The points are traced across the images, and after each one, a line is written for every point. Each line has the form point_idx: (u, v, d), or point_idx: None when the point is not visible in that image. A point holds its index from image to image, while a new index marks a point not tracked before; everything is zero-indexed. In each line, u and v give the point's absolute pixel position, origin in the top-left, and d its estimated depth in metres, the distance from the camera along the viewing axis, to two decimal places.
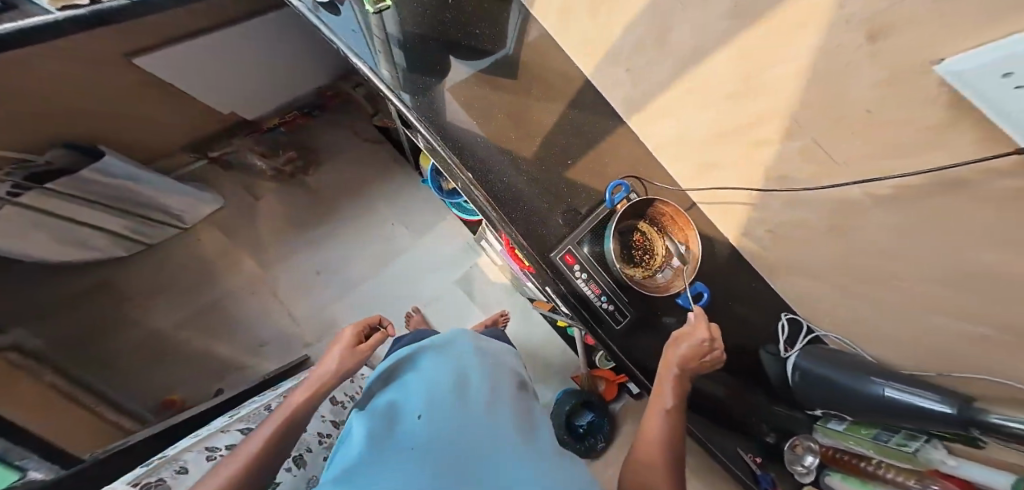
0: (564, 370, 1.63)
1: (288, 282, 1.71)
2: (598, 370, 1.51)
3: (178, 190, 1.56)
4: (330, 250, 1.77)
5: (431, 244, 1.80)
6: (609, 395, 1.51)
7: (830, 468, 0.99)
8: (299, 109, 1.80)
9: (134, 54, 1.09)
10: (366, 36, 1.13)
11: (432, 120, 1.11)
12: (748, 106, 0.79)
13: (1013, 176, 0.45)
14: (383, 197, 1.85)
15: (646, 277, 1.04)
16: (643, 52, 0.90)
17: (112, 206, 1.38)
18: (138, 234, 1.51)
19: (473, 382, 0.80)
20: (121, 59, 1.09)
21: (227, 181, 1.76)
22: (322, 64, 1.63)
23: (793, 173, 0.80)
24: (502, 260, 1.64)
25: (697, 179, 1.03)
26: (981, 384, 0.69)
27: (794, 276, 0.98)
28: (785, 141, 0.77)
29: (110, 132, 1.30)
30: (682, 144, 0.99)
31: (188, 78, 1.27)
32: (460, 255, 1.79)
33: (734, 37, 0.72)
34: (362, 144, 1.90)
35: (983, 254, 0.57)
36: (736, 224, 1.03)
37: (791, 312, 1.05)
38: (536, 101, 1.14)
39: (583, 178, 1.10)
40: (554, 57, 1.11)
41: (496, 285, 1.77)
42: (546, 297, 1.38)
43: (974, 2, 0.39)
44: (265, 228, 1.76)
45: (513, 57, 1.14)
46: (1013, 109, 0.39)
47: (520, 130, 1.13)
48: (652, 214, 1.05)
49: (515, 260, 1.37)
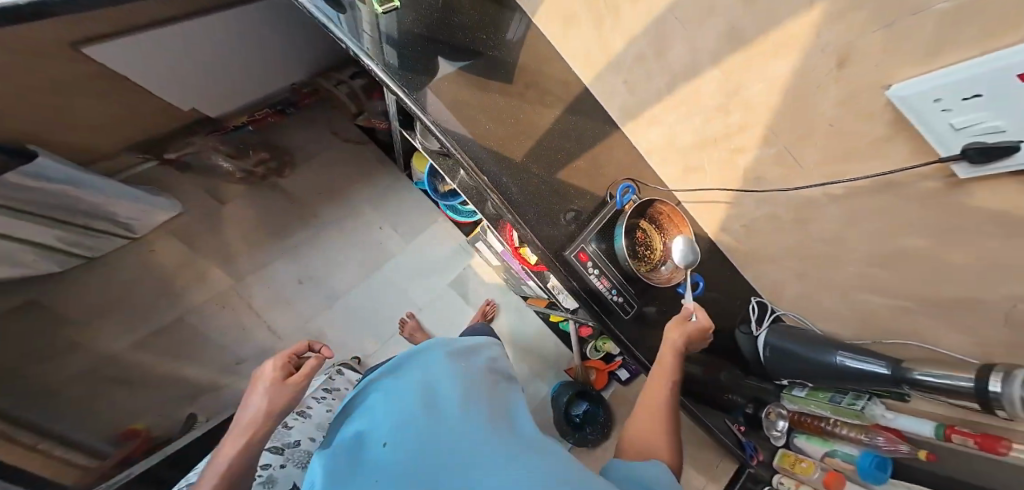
0: (558, 363, 1.72)
1: (265, 292, 1.63)
2: (590, 361, 1.62)
3: (129, 196, 1.42)
4: (314, 256, 1.74)
5: (422, 246, 1.87)
6: (599, 384, 1.60)
7: (797, 430, 1.13)
8: (271, 107, 1.77)
9: (85, 43, 0.98)
10: (371, 35, 1.11)
11: (441, 123, 1.10)
12: (729, 118, 0.90)
13: (938, 178, 0.59)
14: (371, 200, 1.88)
15: (649, 271, 1.13)
16: (643, 64, 0.99)
17: (49, 217, 1.20)
18: (77, 246, 1.34)
19: (441, 381, 0.63)
20: (68, 48, 0.96)
21: (187, 184, 1.66)
22: (298, 55, 1.62)
23: (766, 175, 0.91)
24: (498, 260, 1.75)
25: (682, 180, 1.13)
26: (911, 349, 0.86)
27: (760, 265, 1.12)
28: (762, 148, 0.87)
29: (44, 131, 1.14)
30: (670, 148, 1.09)
31: (142, 68, 1.16)
32: (453, 257, 1.87)
33: (720, 58, 0.82)
34: (343, 144, 1.92)
35: (916, 240, 0.71)
36: (715, 221, 1.15)
37: (758, 297, 1.19)
38: (531, 105, 1.20)
39: (578, 179, 1.16)
40: (549, 65, 1.20)
41: (490, 285, 1.86)
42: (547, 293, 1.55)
43: (918, 45, 0.50)
44: (233, 233, 1.67)
45: (509, 63, 1.20)
46: (942, 130, 0.51)
47: (518, 132, 1.17)
48: (652, 213, 1.14)
49: (521, 261, 1.45)
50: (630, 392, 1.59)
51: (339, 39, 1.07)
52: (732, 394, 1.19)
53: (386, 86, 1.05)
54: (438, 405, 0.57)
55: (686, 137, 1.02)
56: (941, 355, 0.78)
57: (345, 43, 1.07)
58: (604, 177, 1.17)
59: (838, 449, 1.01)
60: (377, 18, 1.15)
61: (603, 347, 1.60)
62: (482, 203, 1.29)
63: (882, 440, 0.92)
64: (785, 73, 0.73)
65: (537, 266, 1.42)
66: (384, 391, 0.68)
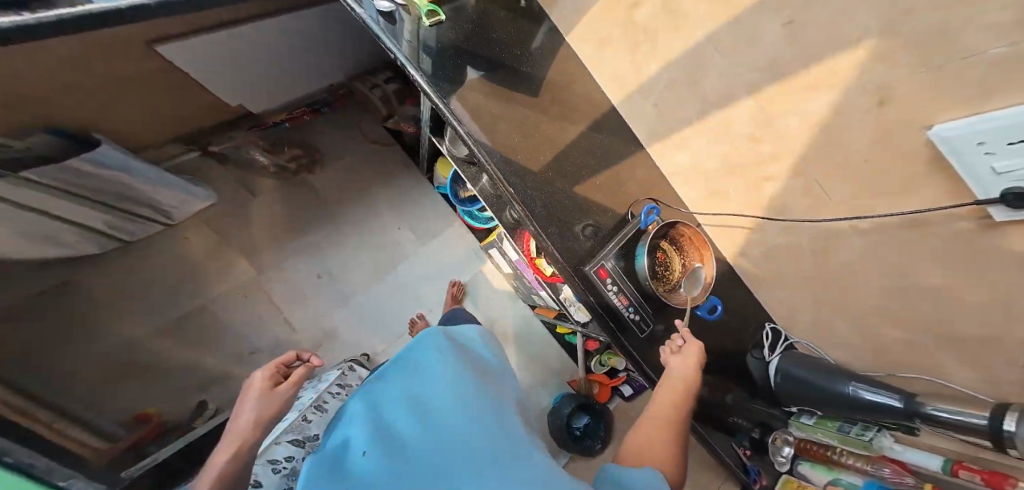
0: (561, 375, 1.75)
1: (284, 286, 1.68)
2: (594, 374, 1.64)
3: (172, 184, 1.48)
4: (331, 254, 1.77)
5: (437, 248, 1.92)
6: (603, 398, 1.61)
7: (802, 458, 1.11)
8: (309, 106, 1.83)
9: (157, 42, 1.03)
10: (416, 46, 1.16)
11: (476, 133, 1.11)
12: (761, 147, 0.92)
13: (972, 219, 0.61)
14: (389, 200, 1.92)
15: (667, 291, 1.15)
16: (675, 90, 1.02)
17: (99, 202, 1.26)
18: (120, 231, 1.38)
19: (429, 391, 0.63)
20: (143, 45, 1.01)
21: (221, 176, 1.69)
22: (338, 60, 1.68)
23: (791, 204, 0.93)
24: (510, 269, 1.77)
25: (704, 204, 1.17)
26: (922, 383, 0.87)
27: (775, 289, 1.13)
28: (792, 177, 0.89)
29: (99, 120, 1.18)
30: (696, 171, 1.12)
31: (196, 64, 1.20)
32: (467, 261, 1.92)
33: (758, 88, 0.85)
34: (369, 145, 1.97)
35: (934, 277, 0.74)
36: (733, 245, 1.17)
37: (772, 323, 1.20)
38: (558, 119, 1.23)
39: (599, 195, 1.19)
40: (579, 83, 1.24)
41: (500, 292, 1.90)
42: (557, 305, 1.58)
43: (968, 86, 0.52)
44: (260, 227, 1.71)
45: (540, 77, 1.23)
46: (982, 173, 0.53)
47: (546, 146, 1.20)
48: (673, 235, 1.17)
49: (537, 271, 1.48)
50: (631, 408, 1.64)
51: (389, 46, 1.10)
52: (737, 417, 1.19)
53: (426, 91, 1.06)
54: (428, 411, 0.59)
55: (713, 164, 1.05)
56: (954, 392, 0.80)
57: (393, 51, 1.10)
58: (625, 194, 1.20)
59: (841, 477, 0.99)
60: (422, 29, 1.18)
61: (608, 361, 1.62)
62: (501, 209, 1.38)
63: (888, 471, 0.91)
64: (824, 108, 0.75)
65: (551, 278, 1.43)
66: (373, 393, 0.69)
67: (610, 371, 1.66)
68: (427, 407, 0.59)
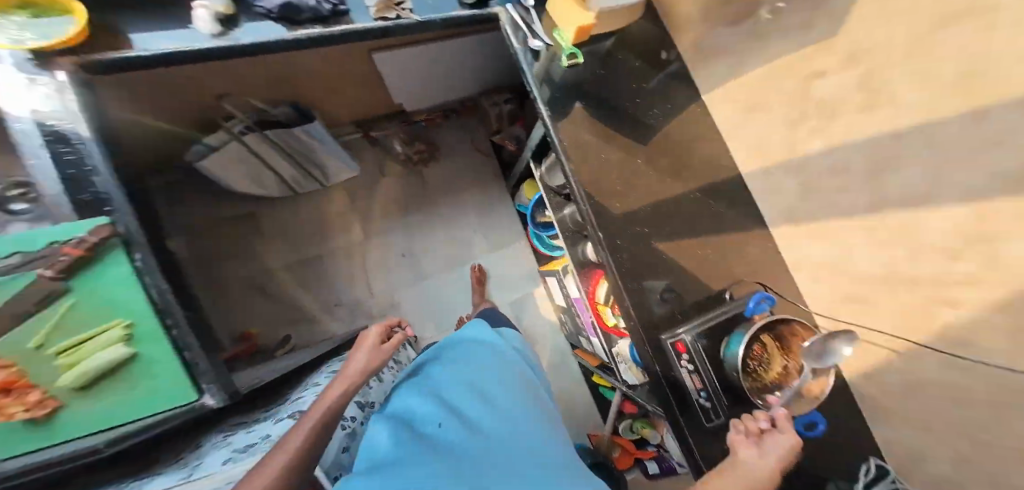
0: (583, 424, 1.87)
1: (376, 256, 1.88)
2: (619, 438, 1.68)
3: (342, 160, 1.69)
4: (416, 238, 1.96)
5: (501, 260, 2.02)
6: (621, 463, 1.67)
7: None
8: (442, 112, 2.04)
9: (375, 49, 1.22)
10: (546, 82, 1.15)
11: (584, 179, 1.12)
12: (956, 265, 0.67)
13: None
14: (475, 207, 2.07)
15: (755, 389, 0.97)
16: (836, 176, 0.89)
17: (294, 160, 1.56)
18: (298, 184, 1.71)
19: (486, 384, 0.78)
20: (363, 50, 1.21)
21: (368, 154, 1.98)
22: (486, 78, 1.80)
23: (977, 345, 0.66)
24: (563, 301, 1.75)
25: (834, 307, 0.97)
26: None
27: (900, 427, 0.87)
28: (954, 307, 0.69)
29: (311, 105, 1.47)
30: (840, 270, 0.94)
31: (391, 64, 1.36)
32: (521, 283, 2.01)
33: (986, 196, 0.61)
34: (474, 153, 2.14)
35: None
36: (863, 364, 0.93)
37: (879, 459, 0.91)
38: (665, 172, 1.18)
39: (686, 260, 1.10)
40: (697, 147, 1.20)
41: (545, 320, 1.99)
42: (605, 355, 1.54)
43: None
44: (379, 204, 1.95)
45: (660, 128, 1.20)
46: None
47: (641, 193, 1.15)
48: (784, 332, 0.98)
49: (597, 315, 1.43)
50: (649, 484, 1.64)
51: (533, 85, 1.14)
52: None
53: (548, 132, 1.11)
54: (485, 401, 0.73)
55: (821, 258, 0.98)
56: None
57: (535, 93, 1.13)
58: (726, 271, 1.11)
59: None
60: (559, 69, 1.16)
61: (639, 430, 1.62)
62: (575, 244, 1.44)
63: None
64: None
65: (612, 329, 1.39)
66: (431, 369, 0.84)
67: (638, 441, 1.67)
68: (482, 398, 0.74)
